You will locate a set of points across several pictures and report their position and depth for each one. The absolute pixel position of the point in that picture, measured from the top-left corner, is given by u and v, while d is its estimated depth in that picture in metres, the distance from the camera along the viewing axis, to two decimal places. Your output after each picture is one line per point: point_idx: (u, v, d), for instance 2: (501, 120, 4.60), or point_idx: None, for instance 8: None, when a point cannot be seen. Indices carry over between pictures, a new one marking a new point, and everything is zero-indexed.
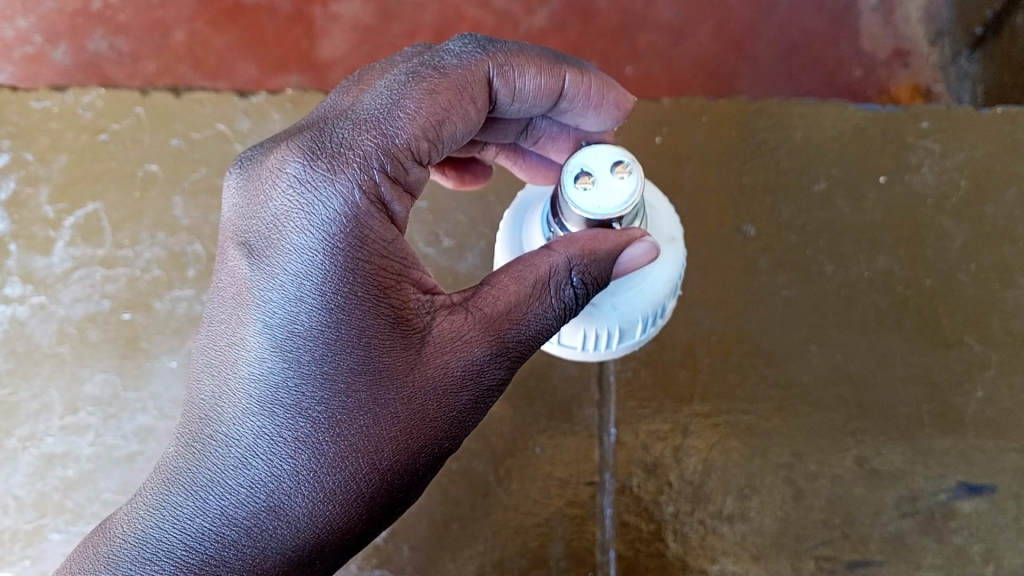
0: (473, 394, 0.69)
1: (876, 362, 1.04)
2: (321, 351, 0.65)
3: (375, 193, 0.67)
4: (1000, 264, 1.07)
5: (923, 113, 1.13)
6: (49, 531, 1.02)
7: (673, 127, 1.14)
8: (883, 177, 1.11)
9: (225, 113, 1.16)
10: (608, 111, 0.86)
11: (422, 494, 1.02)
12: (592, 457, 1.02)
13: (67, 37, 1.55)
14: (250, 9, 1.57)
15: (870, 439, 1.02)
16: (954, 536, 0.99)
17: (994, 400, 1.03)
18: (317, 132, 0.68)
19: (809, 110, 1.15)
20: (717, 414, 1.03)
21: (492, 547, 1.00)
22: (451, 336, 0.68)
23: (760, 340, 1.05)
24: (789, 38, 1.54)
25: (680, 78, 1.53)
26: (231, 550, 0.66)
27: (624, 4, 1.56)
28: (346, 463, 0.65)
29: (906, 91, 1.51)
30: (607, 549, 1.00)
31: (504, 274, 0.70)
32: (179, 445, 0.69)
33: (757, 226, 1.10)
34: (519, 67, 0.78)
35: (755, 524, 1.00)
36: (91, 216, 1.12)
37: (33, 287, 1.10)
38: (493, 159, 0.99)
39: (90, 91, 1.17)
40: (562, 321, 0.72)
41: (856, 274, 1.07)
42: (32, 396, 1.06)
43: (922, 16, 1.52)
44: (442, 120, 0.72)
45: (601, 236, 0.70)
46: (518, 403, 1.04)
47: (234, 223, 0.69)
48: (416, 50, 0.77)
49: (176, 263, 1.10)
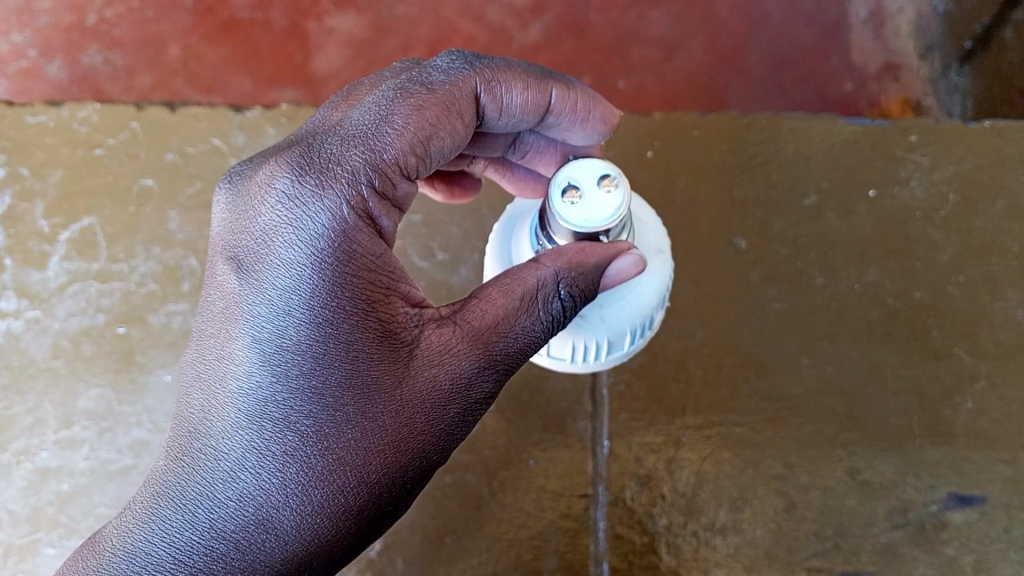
0: (461, 407, 0.69)
1: (866, 374, 1.05)
2: (309, 365, 0.66)
3: (363, 209, 0.68)
4: (988, 276, 1.08)
5: (912, 127, 1.14)
6: (43, 546, 1.02)
7: (665, 141, 1.15)
8: (872, 191, 1.12)
9: (220, 127, 1.16)
10: (595, 125, 0.87)
11: (416, 507, 1.02)
12: (584, 470, 1.03)
13: (62, 51, 1.56)
14: (245, 23, 1.58)
15: (861, 450, 1.03)
16: (945, 547, 0.99)
17: (983, 411, 1.04)
18: (306, 148, 0.69)
19: (799, 124, 1.16)
20: (709, 426, 1.04)
21: (486, 560, 1.00)
22: (439, 350, 0.68)
23: (751, 352, 1.06)
24: (780, 52, 1.55)
25: (673, 91, 1.55)
26: (219, 563, 0.66)
27: (617, 18, 1.57)
28: (335, 476, 0.66)
29: (896, 103, 1.52)
30: (601, 562, 1.00)
31: (492, 287, 0.71)
32: (169, 458, 0.70)
33: (748, 239, 1.10)
34: (506, 82, 0.79)
35: (748, 536, 1.00)
36: (86, 230, 1.12)
37: (28, 302, 1.10)
38: (482, 172, 1.00)
39: (86, 106, 1.18)
40: (549, 334, 0.72)
41: (846, 287, 1.08)
42: (26, 410, 1.07)
43: (911, 30, 1.54)
44: (430, 135, 0.73)
45: (588, 249, 0.70)
46: (511, 416, 1.05)
47: (224, 238, 0.69)
48: (404, 64, 0.78)
49: (171, 277, 1.10)
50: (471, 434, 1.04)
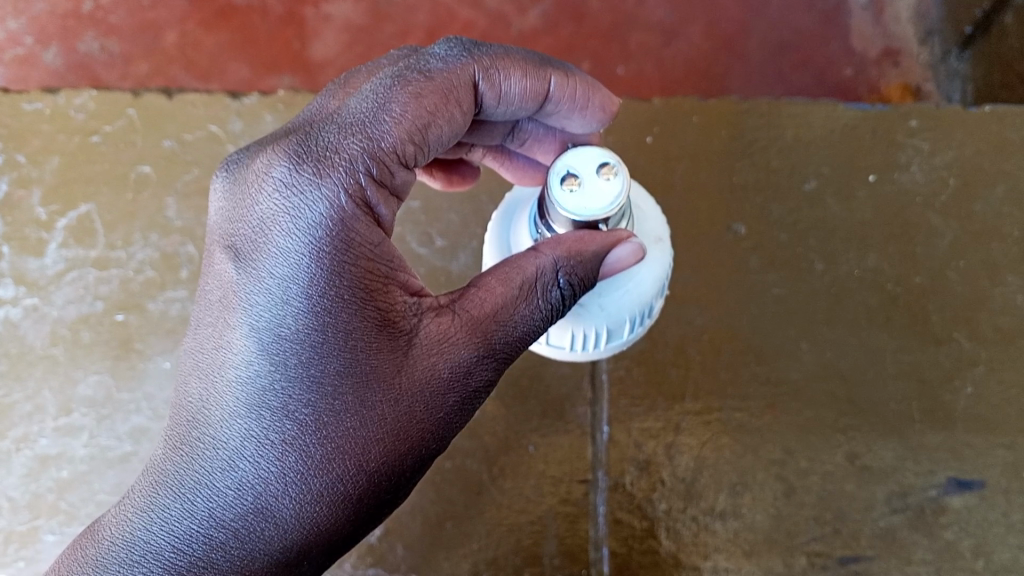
0: (460, 395, 0.69)
1: (866, 359, 1.05)
2: (307, 354, 0.66)
3: (361, 197, 0.68)
4: (988, 262, 1.08)
5: (913, 112, 1.14)
6: (43, 533, 1.02)
7: (664, 127, 1.15)
8: (873, 176, 1.12)
9: (218, 114, 1.16)
10: (594, 113, 0.87)
11: (416, 493, 1.02)
12: (584, 455, 1.03)
13: (58, 38, 1.55)
14: (242, 10, 1.57)
15: (860, 435, 1.03)
16: (944, 531, 1.00)
17: (983, 396, 1.04)
18: (303, 136, 0.69)
19: (799, 110, 1.15)
20: (708, 411, 1.04)
21: (486, 545, 1.01)
22: (438, 339, 0.68)
23: (751, 338, 1.06)
24: (780, 38, 1.55)
25: (672, 78, 1.54)
26: (219, 552, 0.66)
27: (616, 4, 1.57)
28: (333, 465, 0.66)
29: (896, 90, 1.52)
30: (600, 546, 1.00)
31: (491, 275, 0.71)
32: (168, 447, 0.70)
33: (748, 225, 1.10)
34: (505, 71, 0.79)
35: (747, 521, 1.00)
36: (83, 217, 1.12)
37: (26, 289, 1.10)
38: (480, 160, 1.00)
39: (82, 93, 1.17)
40: (548, 322, 0.72)
41: (846, 272, 1.08)
42: (25, 398, 1.06)
43: (912, 15, 1.53)
44: (427, 122, 0.72)
45: (587, 238, 0.70)
46: (511, 402, 1.05)
47: (221, 226, 0.69)
48: (402, 51, 0.77)
49: (169, 265, 1.10)
50: (471, 420, 1.04)
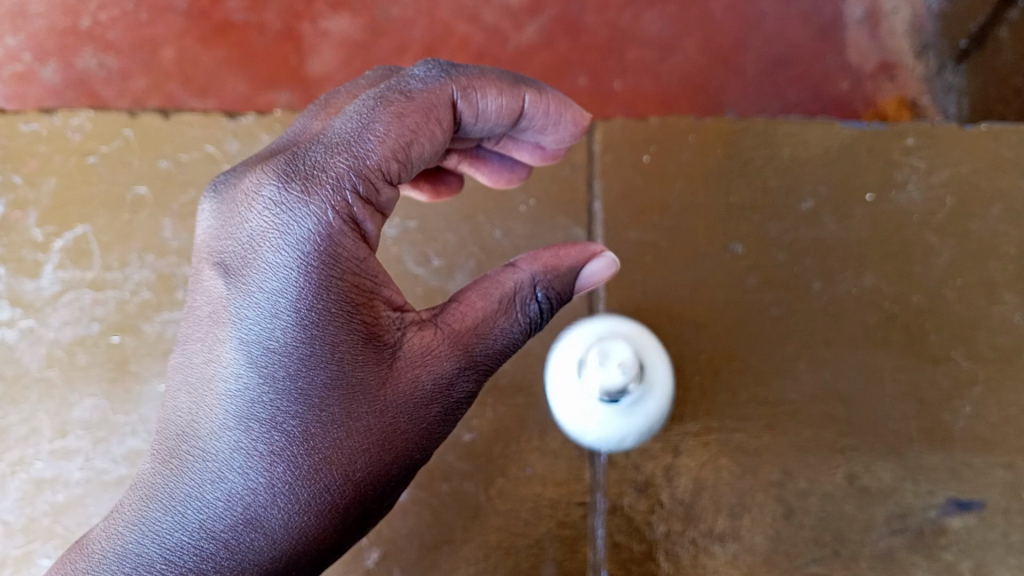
0: (443, 406, 0.72)
1: (864, 379, 1.05)
2: (295, 367, 0.68)
3: (348, 213, 0.69)
4: (987, 280, 1.08)
5: (909, 130, 1.13)
6: (38, 557, 1.02)
7: (661, 146, 1.14)
8: (870, 195, 1.11)
9: (214, 134, 1.15)
10: (566, 128, 0.89)
11: (413, 515, 1.02)
12: (583, 477, 1.02)
13: (56, 55, 1.56)
14: (240, 26, 1.59)
15: (859, 456, 1.03)
16: (945, 552, 0.99)
17: (982, 415, 1.04)
18: (291, 155, 0.70)
19: (796, 128, 1.14)
20: (707, 432, 1.03)
21: (485, 568, 1.00)
22: (421, 351, 0.71)
23: (748, 357, 1.06)
24: (775, 52, 1.57)
25: (668, 93, 1.56)
26: (209, 562, 0.69)
27: (612, 19, 1.58)
28: (320, 476, 0.68)
29: (892, 103, 1.53)
30: (599, 569, 1.00)
31: (471, 291, 0.75)
32: (158, 461, 0.72)
33: (745, 244, 1.09)
34: (482, 89, 0.80)
35: (746, 543, 1.00)
36: (79, 239, 1.12)
37: (22, 311, 1.09)
38: (458, 166, 1.00)
39: (79, 113, 1.16)
40: (527, 335, 0.76)
41: (843, 291, 1.08)
42: (20, 421, 1.06)
43: (907, 29, 1.55)
44: (410, 141, 0.73)
45: (561, 254, 0.77)
46: (509, 424, 1.04)
47: (210, 246, 0.71)
48: (380, 73, 0.84)
49: (166, 286, 1.10)
50: (467, 441, 1.04)
